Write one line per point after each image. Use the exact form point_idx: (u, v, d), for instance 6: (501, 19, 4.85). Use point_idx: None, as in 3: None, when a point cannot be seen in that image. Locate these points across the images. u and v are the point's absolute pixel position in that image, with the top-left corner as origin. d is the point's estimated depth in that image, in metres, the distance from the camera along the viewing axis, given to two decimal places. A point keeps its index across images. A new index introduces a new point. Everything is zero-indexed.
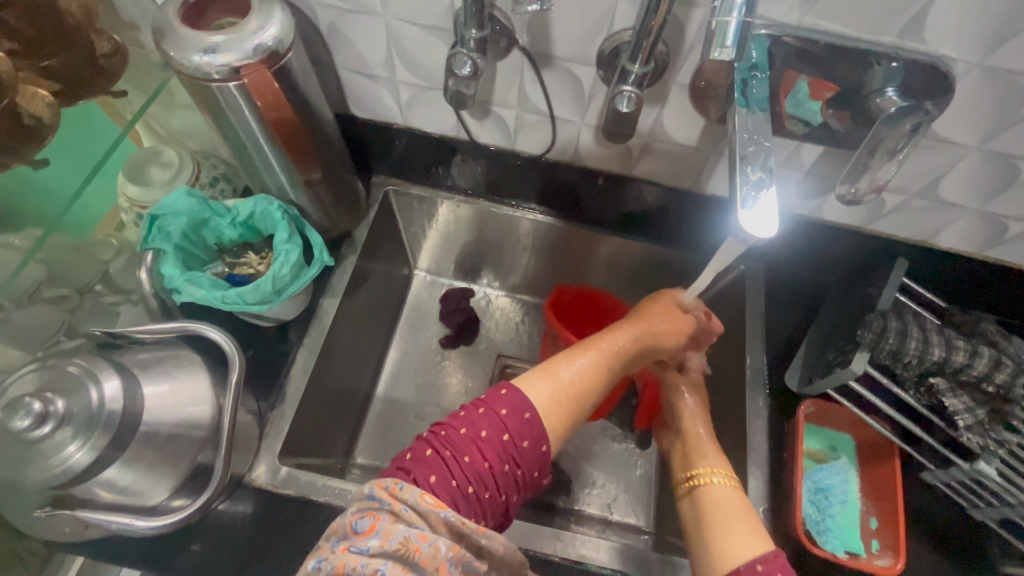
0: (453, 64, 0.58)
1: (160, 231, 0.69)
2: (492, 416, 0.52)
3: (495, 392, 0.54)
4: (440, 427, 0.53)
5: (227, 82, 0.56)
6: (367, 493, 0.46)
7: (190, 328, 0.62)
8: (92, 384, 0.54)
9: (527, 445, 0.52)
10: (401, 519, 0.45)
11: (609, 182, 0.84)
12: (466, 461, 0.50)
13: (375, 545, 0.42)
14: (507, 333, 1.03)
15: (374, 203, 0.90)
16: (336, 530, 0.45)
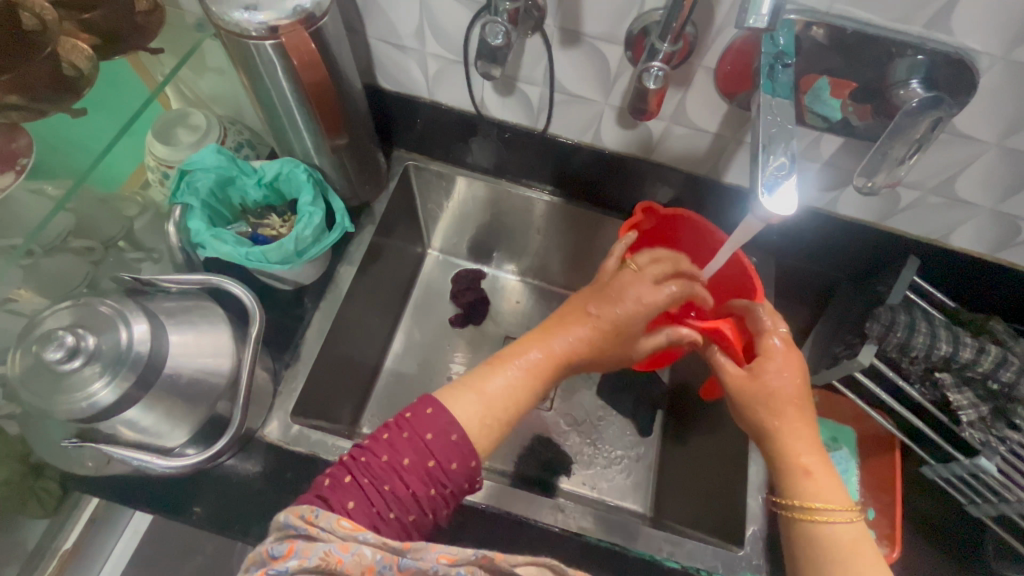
0: (486, 33, 0.58)
1: (188, 186, 0.70)
2: (415, 441, 0.53)
3: (421, 412, 0.55)
4: (359, 453, 0.53)
5: (264, 40, 0.58)
6: (283, 521, 0.47)
7: (212, 280, 0.64)
8: (122, 324, 0.56)
9: (455, 466, 0.53)
10: (322, 532, 0.46)
11: (628, 168, 0.84)
12: (385, 489, 0.50)
13: (294, 565, 0.43)
14: (517, 315, 1.04)
15: (394, 176, 0.92)
16: (254, 559, 0.46)
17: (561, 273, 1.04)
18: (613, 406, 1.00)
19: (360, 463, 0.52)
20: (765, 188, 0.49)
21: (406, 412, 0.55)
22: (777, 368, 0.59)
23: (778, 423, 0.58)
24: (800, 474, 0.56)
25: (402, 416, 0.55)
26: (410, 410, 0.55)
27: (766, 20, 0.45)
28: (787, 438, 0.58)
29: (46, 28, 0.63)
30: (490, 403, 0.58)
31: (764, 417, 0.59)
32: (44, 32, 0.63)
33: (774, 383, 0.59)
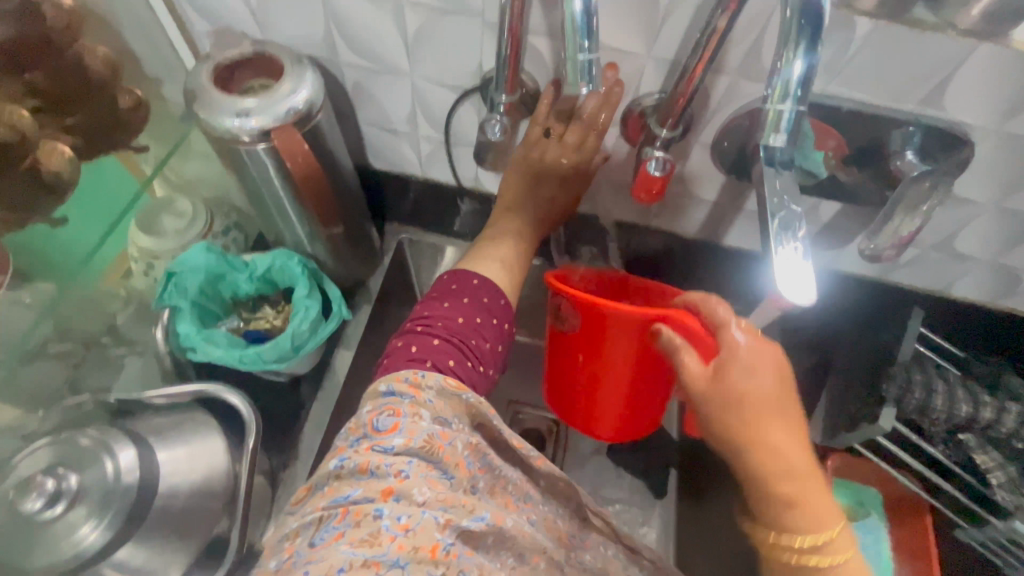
0: (484, 128, 0.58)
1: (176, 288, 0.67)
2: (474, 304, 0.60)
3: (469, 282, 0.61)
4: (433, 320, 0.58)
5: (256, 144, 0.56)
6: (385, 391, 0.51)
7: (209, 389, 0.60)
8: (108, 455, 0.54)
9: (508, 326, 0.62)
10: (422, 415, 0.50)
11: (624, 233, 0.83)
12: (472, 343, 0.57)
13: (400, 444, 0.48)
14: (517, 378, 1.01)
15: (387, 251, 0.89)
16: (356, 428, 0.50)
17: None
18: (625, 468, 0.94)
19: (440, 327, 0.58)
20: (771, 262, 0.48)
21: (454, 283, 0.61)
22: (746, 362, 0.46)
23: (748, 419, 0.46)
24: (786, 504, 0.45)
25: (449, 286, 0.61)
26: (456, 282, 0.62)
27: (791, 132, 0.41)
28: (766, 461, 0.46)
29: (24, 139, 0.59)
30: (508, 261, 0.66)
31: (739, 413, 0.46)
32: (21, 144, 0.59)
33: (743, 383, 0.46)
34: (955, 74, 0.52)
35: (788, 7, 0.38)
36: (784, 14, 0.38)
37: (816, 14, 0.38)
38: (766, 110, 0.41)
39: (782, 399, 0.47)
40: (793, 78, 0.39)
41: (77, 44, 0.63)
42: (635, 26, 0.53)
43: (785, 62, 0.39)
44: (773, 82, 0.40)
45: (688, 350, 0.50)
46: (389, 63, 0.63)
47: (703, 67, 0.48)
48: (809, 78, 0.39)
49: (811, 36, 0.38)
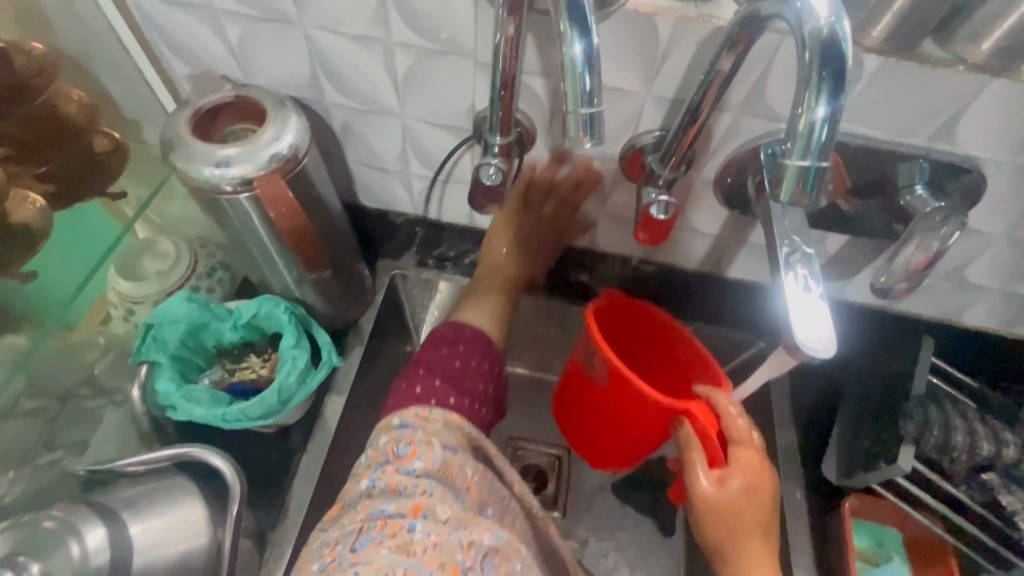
0: (478, 175, 0.54)
1: (155, 341, 0.64)
2: (467, 352, 0.63)
3: (462, 332, 0.64)
4: (432, 364, 0.61)
5: (239, 193, 0.53)
6: (399, 423, 0.54)
7: (191, 452, 0.56)
8: (74, 538, 0.51)
9: (501, 370, 0.65)
10: (436, 442, 0.52)
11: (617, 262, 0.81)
12: (469, 384, 0.60)
13: (420, 466, 0.50)
14: (520, 409, 0.94)
15: (380, 288, 0.83)
16: (376, 456, 0.52)
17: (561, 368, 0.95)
18: (633, 507, 0.87)
19: (438, 369, 0.60)
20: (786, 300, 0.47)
21: (448, 333, 0.64)
22: (743, 483, 0.54)
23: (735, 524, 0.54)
24: None
25: (445, 335, 0.64)
26: (451, 331, 0.64)
27: (820, 188, 0.36)
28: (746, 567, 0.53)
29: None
30: (490, 310, 0.70)
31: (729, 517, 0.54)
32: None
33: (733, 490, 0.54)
34: (965, 110, 0.50)
35: (806, 49, 0.34)
36: (801, 57, 0.34)
37: (837, 58, 0.33)
38: (786, 166, 0.36)
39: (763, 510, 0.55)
40: (816, 125, 0.34)
41: (51, 90, 0.61)
42: (633, 66, 0.51)
43: (806, 111, 0.34)
44: (794, 133, 0.35)
45: (700, 457, 0.56)
46: (378, 104, 0.61)
47: (706, 109, 0.46)
48: (834, 124, 0.35)
49: (832, 81, 0.34)
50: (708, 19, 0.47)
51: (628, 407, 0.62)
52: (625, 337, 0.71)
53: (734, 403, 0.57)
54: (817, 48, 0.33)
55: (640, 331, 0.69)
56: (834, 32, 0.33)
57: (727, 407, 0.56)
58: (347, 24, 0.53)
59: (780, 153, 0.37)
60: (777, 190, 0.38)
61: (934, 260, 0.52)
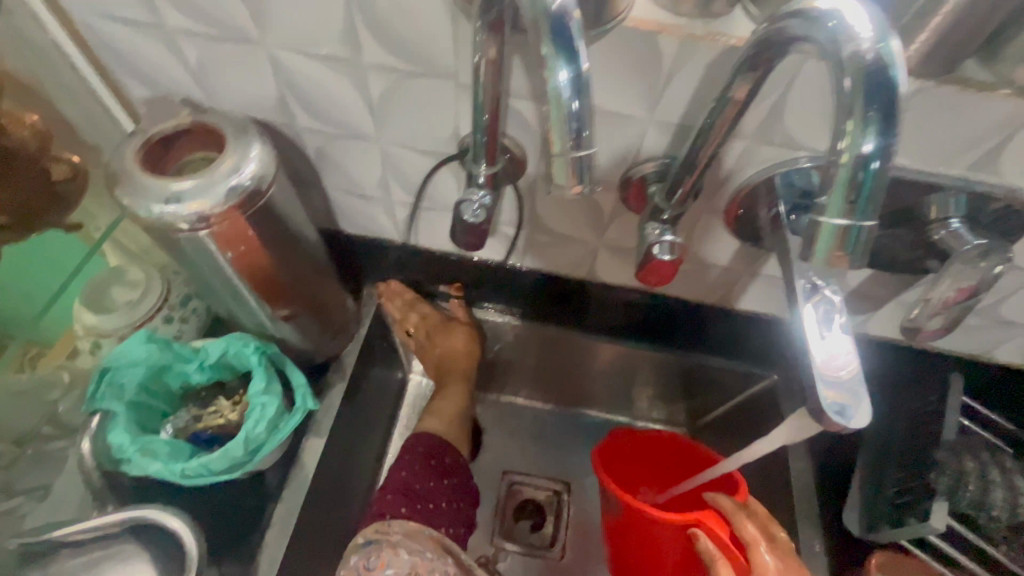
0: (460, 210, 0.48)
1: (111, 386, 0.59)
2: (417, 455, 0.64)
3: (405, 441, 0.66)
4: (384, 482, 0.62)
5: (196, 231, 0.48)
6: (362, 541, 0.56)
7: (144, 515, 0.51)
8: None
9: (450, 458, 0.65)
10: (399, 550, 0.55)
11: (614, 292, 0.75)
12: (419, 486, 0.61)
13: (390, 573, 0.53)
14: (517, 442, 0.88)
15: (364, 317, 0.77)
16: (349, 571, 0.54)
17: (559, 396, 0.89)
18: None
19: (390, 484, 0.61)
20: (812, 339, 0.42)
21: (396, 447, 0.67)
22: None
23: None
24: None
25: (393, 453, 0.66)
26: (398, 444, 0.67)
27: (861, 251, 0.31)
28: None
29: None
30: (441, 411, 0.72)
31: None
32: None
33: None
34: (1013, 136, 0.44)
35: (846, 76, 0.28)
36: (839, 84, 0.28)
37: (888, 89, 0.27)
38: (820, 223, 0.31)
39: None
40: (862, 162, 0.29)
41: None
42: (634, 91, 0.46)
43: (848, 148, 0.29)
44: (833, 175, 0.30)
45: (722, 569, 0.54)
46: (354, 128, 0.56)
47: (716, 139, 0.41)
48: (883, 165, 0.29)
49: (880, 114, 0.28)
50: (718, 38, 0.41)
51: (652, 535, 0.62)
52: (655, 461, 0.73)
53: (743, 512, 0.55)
54: (861, 76, 0.27)
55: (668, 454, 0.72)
56: (881, 58, 0.27)
57: (735, 508, 0.56)
58: (316, 44, 0.48)
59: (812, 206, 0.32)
60: (807, 239, 0.32)
61: (974, 291, 0.45)
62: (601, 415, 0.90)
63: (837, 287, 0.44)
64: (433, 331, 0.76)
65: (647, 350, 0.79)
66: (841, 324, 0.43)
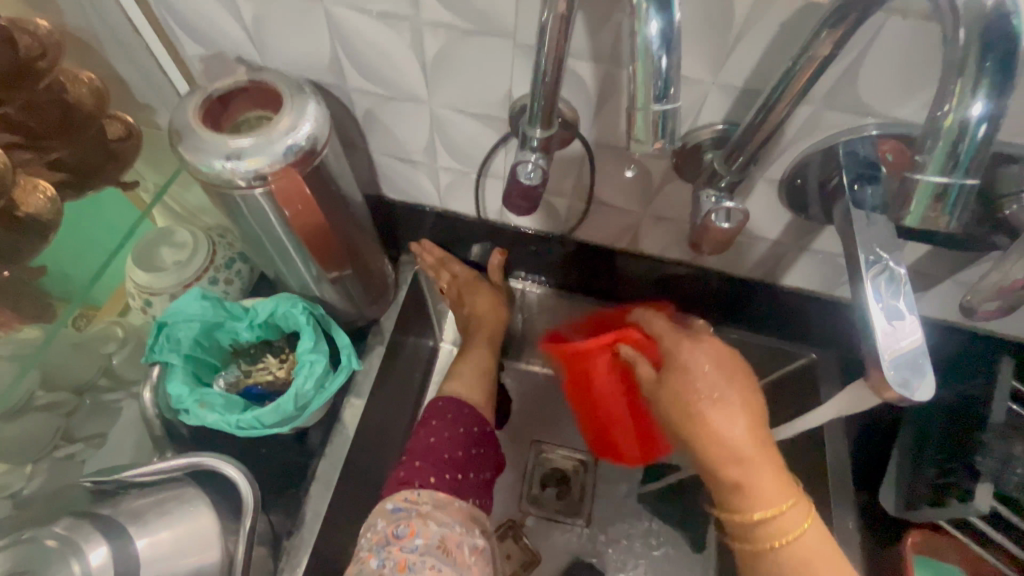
0: (515, 172, 0.47)
1: (168, 340, 0.61)
2: (445, 422, 0.64)
3: (433, 406, 0.66)
4: (413, 448, 0.62)
5: (254, 188, 0.49)
6: (392, 508, 0.56)
7: (205, 461, 0.53)
8: (75, 558, 0.47)
9: (477, 428, 0.65)
10: (430, 520, 0.55)
11: (648, 264, 0.74)
12: (448, 454, 0.61)
13: (420, 542, 0.53)
14: (546, 410, 0.89)
15: (403, 284, 0.79)
16: (377, 539, 0.53)
17: None
18: (663, 524, 0.82)
19: (419, 451, 0.61)
20: (878, 316, 0.42)
21: (423, 413, 0.66)
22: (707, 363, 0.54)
23: (699, 415, 0.51)
24: (729, 487, 0.50)
25: (422, 417, 0.66)
26: (426, 410, 0.66)
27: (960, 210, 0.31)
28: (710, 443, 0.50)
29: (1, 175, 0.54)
30: (463, 377, 0.70)
31: (687, 418, 0.52)
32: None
33: (694, 367, 0.54)
34: None
35: (960, 27, 0.27)
36: (952, 36, 0.28)
37: (1009, 42, 0.27)
38: (916, 182, 0.31)
39: (732, 394, 0.51)
40: (969, 126, 0.28)
41: (56, 70, 0.58)
42: (699, 51, 0.44)
43: (955, 109, 0.28)
44: (936, 138, 0.29)
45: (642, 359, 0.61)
46: (406, 90, 0.56)
47: (787, 101, 0.39)
48: (991, 128, 0.28)
49: (997, 68, 0.27)
50: None
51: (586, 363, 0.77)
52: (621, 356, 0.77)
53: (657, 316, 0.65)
54: (980, 24, 0.27)
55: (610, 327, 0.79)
56: (1004, 7, 0.26)
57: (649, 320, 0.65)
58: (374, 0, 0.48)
59: (908, 166, 0.32)
60: (903, 200, 0.32)
61: None
62: None
63: (901, 260, 0.44)
64: (469, 286, 0.76)
65: None
66: (908, 299, 0.43)
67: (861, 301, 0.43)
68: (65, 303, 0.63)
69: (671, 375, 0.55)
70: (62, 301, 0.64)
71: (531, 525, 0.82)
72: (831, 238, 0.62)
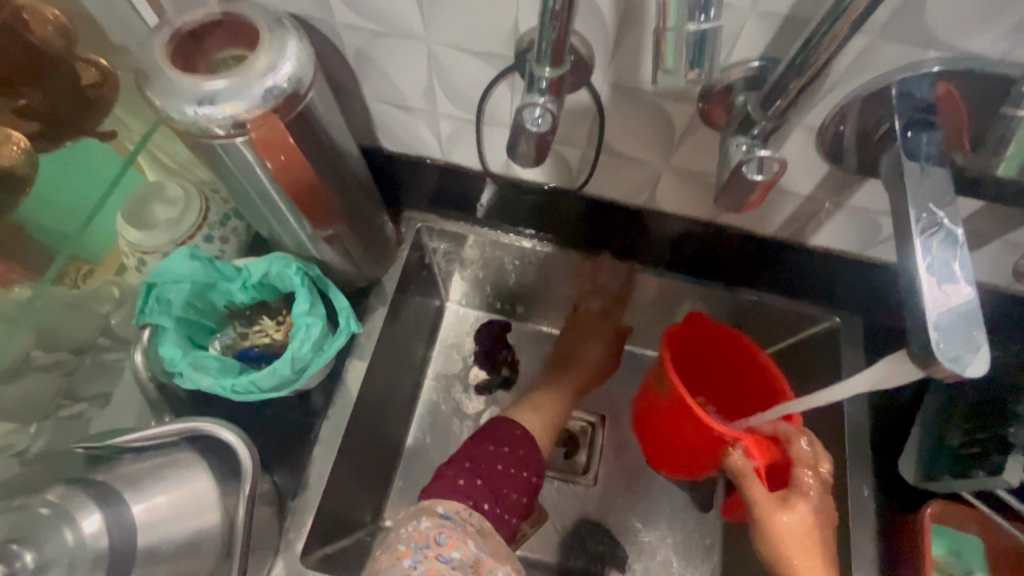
0: (520, 116, 0.42)
1: (158, 301, 0.58)
2: (513, 455, 0.61)
3: (511, 431, 0.63)
4: (477, 460, 0.59)
5: (232, 137, 0.44)
6: (443, 513, 0.52)
7: (199, 427, 0.52)
8: (67, 525, 0.47)
9: (534, 479, 0.61)
10: (472, 540, 0.50)
11: (661, 219, 0.69)
12: (505, 490, 0.57)
13: (458, 558, 0.48)
14: None
15: (404, 244, 0.74)
16: (416, 537, 0.49)
17: None
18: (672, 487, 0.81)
19: (483, 470, 0.58)
20: (929, 274, 0.38)
21: (499, 430, 0.63)
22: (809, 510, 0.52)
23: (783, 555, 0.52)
24: None
25: (497, 432, 0.63)
26: (502, 429, 0.63)
27: None
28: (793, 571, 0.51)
29: None
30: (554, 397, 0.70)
31: (775, 551, 0.52)
32: None
33: (802, 516, 0.52)
34: None
35: None
36: None
37: None
38: None
39: (818, 539, 0.52)
40: None
41: (17, 6, 0.53)
42: None
43: None
44: None
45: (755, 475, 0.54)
46: (401, 25, 0.50)
47: (841, 31, 0.33)
48: None
49: None
50: None
51: (694, 429, 0.59)
52: (716, 364, 0.69)
53: (801, 433, 0.55)
54: None
55: (718, 355, 0.68)
56: None
57: (792, 433, 0.55)
58: None
59: None
60: None
61: None
62: (640, 353, 0.88)
63: (957, 217, 0.40)
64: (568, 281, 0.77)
65: (698, 287, 0.73)
66: (964, 257, 0.39)
67: (907, 261, 0.39)
68: (57, 253, 0.63)
69: (780, 519, 0.52)
70: (55, 251, 0.62)
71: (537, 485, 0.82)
72: (871, 194, 0.57)
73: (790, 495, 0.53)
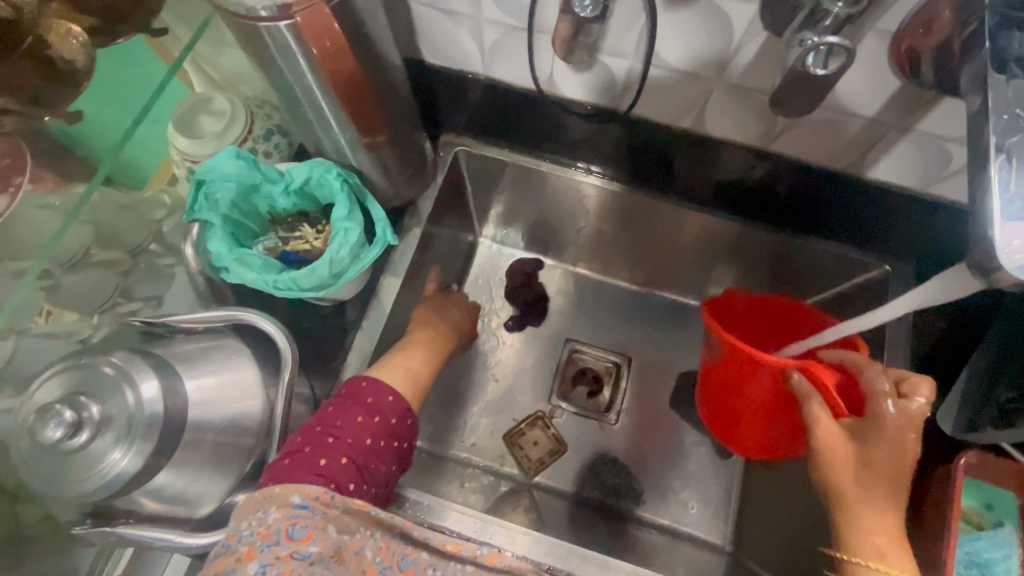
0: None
1: (206, 199, 0.61)
2: (383, 426, 0.55)
3: (382, 397, 0.56)
4: (336, 430, 0.52)
5: (277, 20, 0.45)
6: (297, 504, 0.46)
7: (241, 316, 0.55)
8: (127, 386, 0.49)
9: (406, 444, 0.57)
10: (332, 527, 0.46)
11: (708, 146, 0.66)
12: (372, 460, 0.53)
13: (315, 551, 0.43)
14: (585, 309, 0.88)
15: (442, 167, 0.75)
16: (263, 534, 0.43)
17: (644, 274, 0.86)
18: (693, 427, 0.82)
19: (347, 443, 0.52)
20: (1006, 201, 0.35)
21: (366, 394, 0.56)
22: (884, 442, 0.44)
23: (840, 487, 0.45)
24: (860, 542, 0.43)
25: (362, 395, 0.56)
26: (370, 393, 0.56)
27: None
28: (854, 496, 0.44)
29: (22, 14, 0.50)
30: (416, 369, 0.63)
31: (833, 481, 0.46)
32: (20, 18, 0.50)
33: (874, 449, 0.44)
34: None
35: None
36: None
37: None
38: None
39: (889, 473, 0.43)
40: None
41: None
42: None
43: None
44: None
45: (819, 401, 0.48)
46: None
47: None
48: None
49: None
50: None
51: (749, 367, 0.56)
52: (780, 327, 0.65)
53: (874, 363, 0.47)
54: None
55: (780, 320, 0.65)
56: None
57: (866, 363, 0.48)
58: None
59: None
60: None
61: None
62: (672, 297, 0.87)
63: None
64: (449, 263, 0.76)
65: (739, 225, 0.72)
66: None
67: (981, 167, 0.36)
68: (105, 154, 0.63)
69: (841, 446, 0.46)
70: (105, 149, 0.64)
71: (558, 417, 0.83)
72: (946, 115, 0.52)
73: (864, 427, 0.45)
